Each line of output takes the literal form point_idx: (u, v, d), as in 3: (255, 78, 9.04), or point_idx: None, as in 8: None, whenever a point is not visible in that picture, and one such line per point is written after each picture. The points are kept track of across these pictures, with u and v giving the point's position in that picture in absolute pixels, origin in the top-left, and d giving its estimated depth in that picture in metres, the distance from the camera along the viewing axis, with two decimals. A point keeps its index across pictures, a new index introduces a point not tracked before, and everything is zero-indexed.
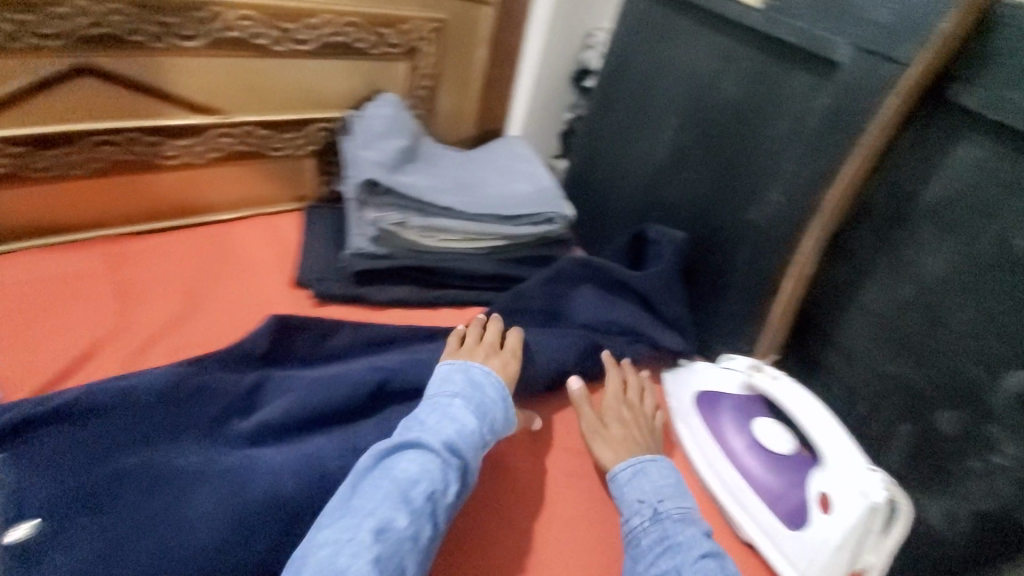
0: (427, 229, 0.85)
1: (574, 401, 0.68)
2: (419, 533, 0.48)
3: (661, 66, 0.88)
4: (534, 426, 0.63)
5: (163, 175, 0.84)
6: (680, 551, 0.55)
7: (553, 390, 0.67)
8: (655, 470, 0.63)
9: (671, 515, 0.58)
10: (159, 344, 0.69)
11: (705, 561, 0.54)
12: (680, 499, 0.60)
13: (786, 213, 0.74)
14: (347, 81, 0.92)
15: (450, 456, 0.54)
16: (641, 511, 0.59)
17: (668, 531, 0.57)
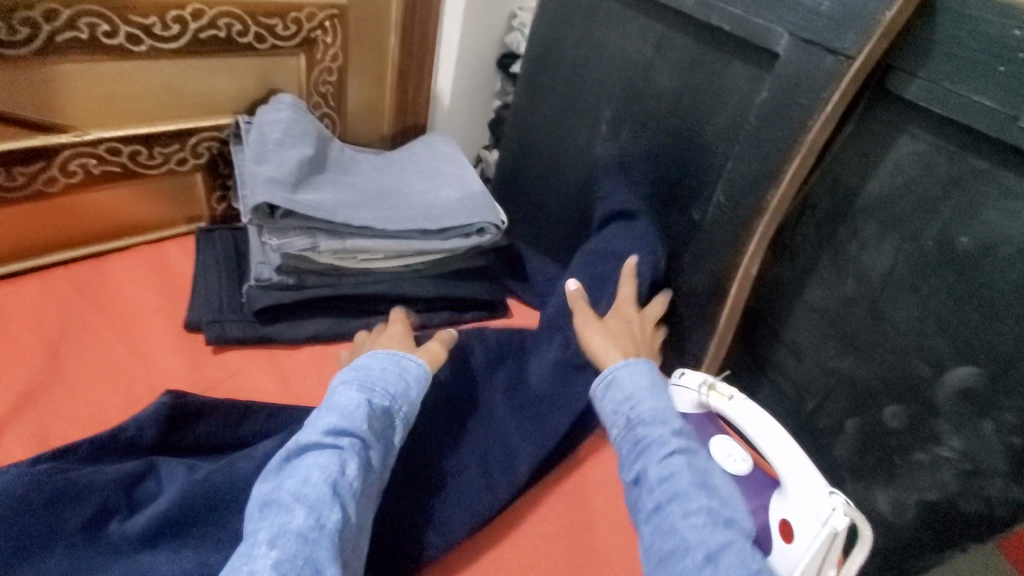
0: (340, 251, 0.74)
1: (380, 362, 0.62)
2: (320, 522, 0.46)
3: (591, 53, 0.80)
4: (337, 401, 0.56)
5: (4, 209, 0.68)
6: (652, 452, 0.54)
7: (355, 367, 0.61)
8: (629, 372, 0.61)
9: (642, 418, 0.57)
10: (11, 426, 0.57)
11: (672, 458, 0.53)
12: (662, 399, 0.58)
13: (729, 215, 0.69)
14: (232, 81, 0.79)
15: (336, 438, 0.52)
16: (616, 422, 0.58)
17: (642, 436, 0.56)
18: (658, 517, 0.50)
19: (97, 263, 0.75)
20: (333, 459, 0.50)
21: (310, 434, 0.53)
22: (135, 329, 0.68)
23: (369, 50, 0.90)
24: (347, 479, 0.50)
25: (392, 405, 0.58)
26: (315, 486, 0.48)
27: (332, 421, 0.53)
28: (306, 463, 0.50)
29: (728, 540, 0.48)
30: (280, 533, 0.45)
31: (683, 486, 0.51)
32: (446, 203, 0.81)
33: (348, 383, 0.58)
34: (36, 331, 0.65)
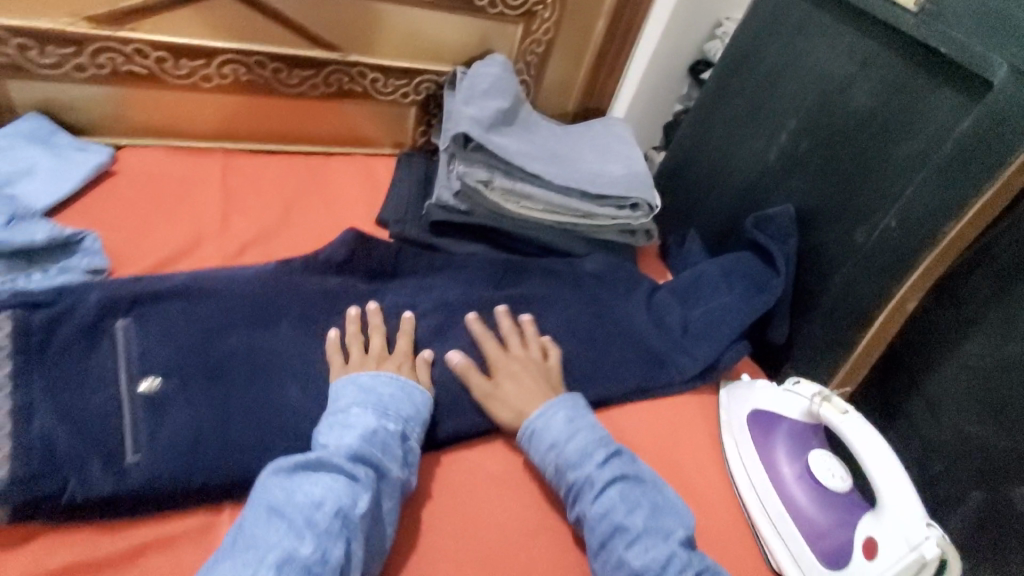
0: (509, 192, 0.84)
1: (385, 387, 0.58)
2: (325, 555, 0.44)
3: (789, 64, 0.81)
4: (348, 423, 0.54)
5: (279, 100, 0.89)
6: (586, 493, 0.58)
7: (364, 388, 0.57)
8: (544, 419, 0.62)
9: (568, 458, 0.60)
10: (252, 251, 0.74)
11: (606, 494, 0.57)
12: (582, 439, 0.61)
13: (899, 242, 0.67)
14: (461, 37, 0.93)
15: (353, 467, 0.50)
16: (547, 470, 0.60)
17: (573, 481, 0.59)
18: (605, 551, 0.55)
19: (325, 159, 0.94)
20: (344, 490, 0.48)
21: (328, 456, 0.50)
22: (341, 211, 0.84)
23: (576, 31, 1.00)
24: (357, 513, 0.48)
25: (405, 433, 0.56)
26: (325, 515, 0.46)
27: (352, 445, 0.51)
28: (321, 485, 0.48)
29: (672, 550, 0.54)
30: (287, 557, 0.44)
31: (619, 518, 0.56)
32: (610, 176, 0.88)
33: (363, 410, 0.55)
34: (276, 193, 0.83)
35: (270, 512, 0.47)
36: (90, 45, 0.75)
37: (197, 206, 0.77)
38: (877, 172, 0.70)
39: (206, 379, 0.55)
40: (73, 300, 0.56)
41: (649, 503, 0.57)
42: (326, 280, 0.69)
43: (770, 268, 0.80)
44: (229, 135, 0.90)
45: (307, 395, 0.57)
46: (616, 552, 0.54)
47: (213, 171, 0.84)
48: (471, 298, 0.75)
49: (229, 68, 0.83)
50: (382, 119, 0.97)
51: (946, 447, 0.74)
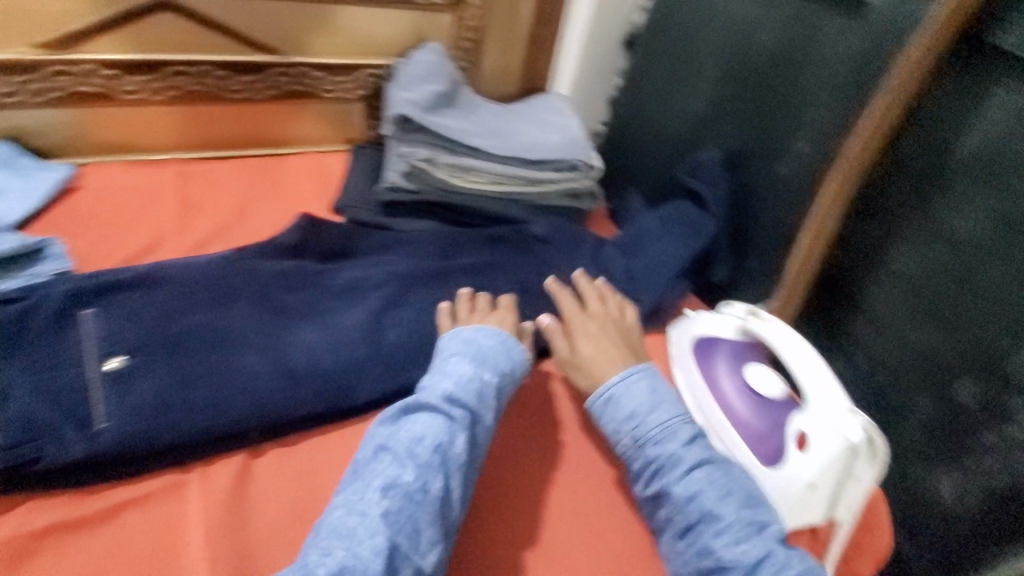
0: (453, 167, 0.89)
1: (488, 340, 0.65)
2: (425, 487, 0.51)
3: (702, 18, 0.86)
4: (446, 371, 0.61)
5: (226, 106, 0.93)
6: (667, 471, 0.57)
7: (467, 339, 0.64)
8: (623, 387, 0.62)
9: (650, 435, 0.59)
10: (210, 244, 0.78)
11: (694, 475, 0.56)
12: (665, 413, 0.60)
13: (810, 164, 0.72)
14: (396, 31, 0.99)
15: (451, 408, 0.57)
16: (625, 441, 0.60)
17: (653, 458, 0.58)
18: (692, 534, 0.54)
19: (278, 160, 0.98)
20: (447, 431, 0.55)
21: (422, 395, 0.58)
22: (294, 204, 0.89)
23: (507, 14, 1.05)
24: (453, 452, 0.54)
25: (501, 387, 0.62)
26: (425, 450, 0.53)
27: (448, 387, 0.58)
28: (420, 422, 0.55)
29: (768, 548, 0.52)
30: (390, 484, 0.51)
31: (709, 501, 0.54)
32: (549, 144, 0.93)
33: (463, 356, 0.62)
34: (228, 193, 0.88)
35: (377, 449, 0.55)
36: (42, 69, 0.80)
37: (157, 210, 0.82)
38: (785, 103, 0.74)
39: (166, 353, 0.59)
40: (40, 293, 0.59)
41: (740, 491, 0.56)
42: (280, 264, 0.73)
43: (702, 208, 0.84)
44: (184, 146, 0.94)
45: (265, 360, 0.62)
46: (703, 538, 0.53)
47: (169, 178, 0.88)
48: (422, 267, 0.79)
49: (175, 79, 0.88)
50: (330, 117, 1.01)
51: (885, 358, 0.76)
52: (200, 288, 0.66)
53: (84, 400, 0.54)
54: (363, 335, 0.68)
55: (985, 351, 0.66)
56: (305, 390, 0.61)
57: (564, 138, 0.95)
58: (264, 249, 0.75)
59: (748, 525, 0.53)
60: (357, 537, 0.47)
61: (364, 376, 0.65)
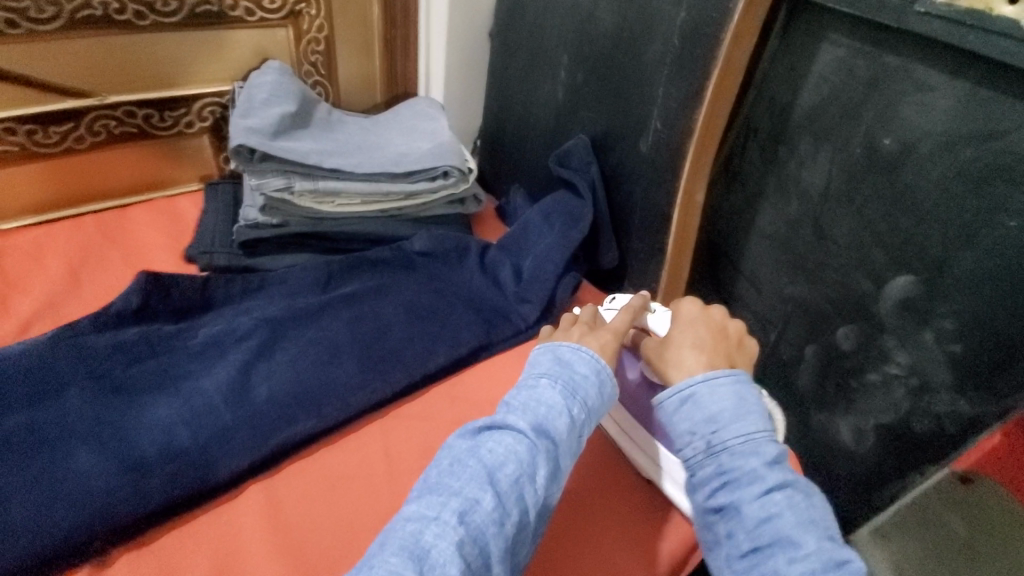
0: (315, 193, 0.82)
1: (585, 364, 0.56)
2: (503, 519, 0.45)
3: (546, 6, 0.85)
4: (543, 400, 0.52)
5: (41, 162, 0.82)
6: (743, 487, 0.49)
7: (563, 360, 0.56)
8: (711, 391, 0.54)
9: (726, 444, 0.51)
10: (36, 323, 0.68)
11: (773, 496, 0.48)
12: (751, 424, 0.52)
13: (667, 140, 0.71)
14: (229, 53, 0.90)
15: (538, 438, 0.50)
16: (696, 444, 0.53)
17: (725, 467, 0.51)
18: (757, 558, 0.47)
19: (120, 213, 0.88)
20: (532, 463, 0.48)
21: (510, 417, 0.51)
22: (138, 259, 0.79)
23: (353, 22, 0.99)
24: (534, 486, 0.48)
25: (593, 415, 0.54)
26: (507, 478, 0.47)
27: (538, 415, 0.51)
28: (503, 448, 0.49)
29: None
30: (464, 511, 0.45)
31: (783, 528, 0.47)
32: (416, 152, 0.88)
33: (553, 383, 0.53)
34: (54, 260, 0.77)
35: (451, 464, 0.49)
36: None
37: None
38: (637, 81, 0.73)
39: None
40: None
41: (823, 523, 0.48)
42: (123, 334, 0.65)
43: (577, 194, 0.83)
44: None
45: (101, 455, 0.53)
46: (774, 564, 0.46)
47: None
48: (294, 306, 0.72)
49: None
50: (173, 155, 0.92)
51: (774, 316, 0.78)
52: (21, 380, 0.58)
53: None
54: (228, 398, 0.60)
55: (854, 296, 0.67)
56: (157, 478, 0.53)
57: (432, 143, 0.91)
58: (99, 319, 0.66)
59: (829, 558, 0.45)
60: (431, 559, 0.42)
61: (231, 446, 0.57)
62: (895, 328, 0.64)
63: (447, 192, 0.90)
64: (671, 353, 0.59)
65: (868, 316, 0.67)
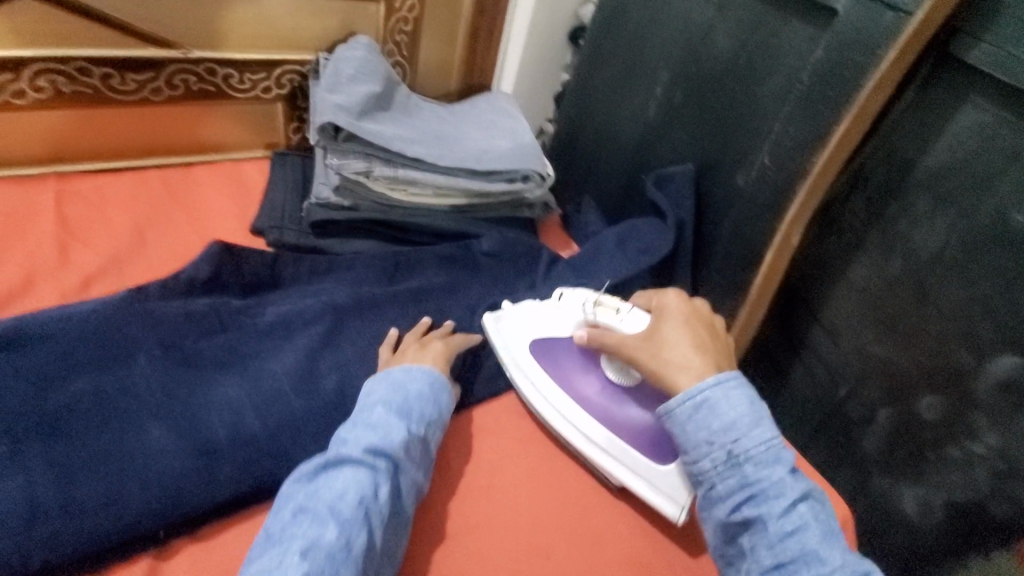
0: (392, 180, 0.80)
1: (415, 382, 0.58)
2: (348, 545, 0.45)
3: (654, 18, 0.81)
4: (371, 424, 0.53)
5: (112, 110, 0.78)
6: (766, 500, 0.47)
7: (394, 383, 0.57)
8: (724, 398, 0.51)
9: (744, 455, 0.49)
10: (101, 281, 0.65)
11: (798, 510, 0.46)
12: (769, 432, 0.49)
13: (774, 178, 0.68)
14: (317, 21, 0.86)
15: (376, 460, 0.50)
16: (715, 455, 0.50)
17: (751, 479, 0.48)
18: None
19: (185, 171, 0.84)
20: (370, 486, 0.49)
21: (348, 447, 0.51)
22: (204, 227, 0.76)
23: (442, 5, 0.95)
24: (377, 506, 0.48)
25: (424, 432, 0.55)
26: (349, 506, 0.47)
27: (371, 438, 0.52)
28: (342, 478, 0.49)
29: None
30: (311, 545, 0.45)
31: (812, 544, 0.45)
32: (498, 151, 0.85)
33: (387, 407, 0.54)
34: (118, 215, 0.73)
35: (297, 510, 0.47)
36: None
37: (29, 239, 0.67)
38: (749, 111, 0.70)
39: (43, 433, 0.47)
40: None
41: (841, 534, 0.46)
42: (188, 303, 0.61)
43: (663, 223, 0.79)
44: (64, 158, 0.79)
45: (173, 433, 0.50)
46: None
47: (44, 201, 0.72)
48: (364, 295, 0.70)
49: (44, 79, 0.73)
50: (244, 119, 0.88)
51: (848, 372, 0.76)
52: (84, 343, 0.54)
53: None
54: (297, 387, 0.58)
55: (946, 366, 0.65)
56: (227, 466, 0.50)
57: (513, 143, 0.87)
58: (168, 285, 0.63)
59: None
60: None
61: (298, 437, 0.55)
62: (987, 408, 0.62)
63: (523, 198, 0.87)
64: (659, 350, 0.56)
65: (958, 390, 0.64)
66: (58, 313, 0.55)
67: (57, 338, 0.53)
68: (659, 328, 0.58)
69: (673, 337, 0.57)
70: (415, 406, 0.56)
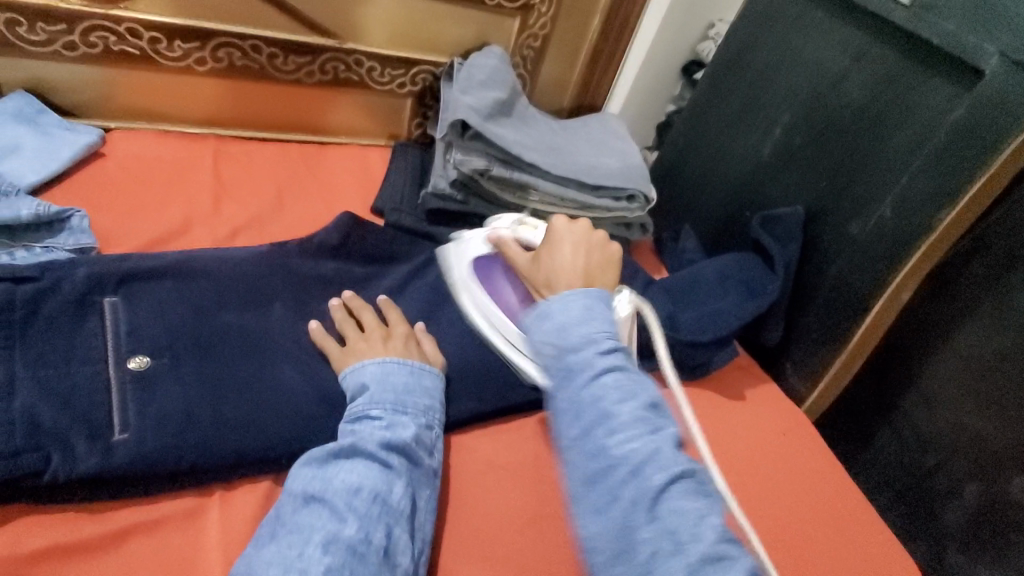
0: (505, 181, 0.84)
1: (406, 373, 0.56)
2: (370, 537, 0.44)
3: (781, 60, 0.82)
4: (373, 422, 0.52)
5: (269, 86, 0.87)
6: (577, 377, 0.46)
7: (383, 375, 0.55)
8: (562, 301, 0.50)
9: (566, 341, 0.47)
10: (245, 234, 0.73)
11: (602, 381, 0.45)
12: (596, 326, 0.48)
13: (892, 231, 0.68)
14: (458, 29, 0.93)
15: (388, 454, 0.50)
16: (544, 350, 0.48)
17: (565, 363, 0.47)
18: (583, 444, 0.44)
19: (318, 149, 0.93)
20: (383, 481, 0.48)
21: (356, 440, 0.50)
22: (333, 201, 0.83)
23: (572, 26, 1.00)
24: (393, 500, 0.47)
25: (430, 422, 0.55)
26: (365, 500, 0.46)
27: (383, 433, 0.50)
28: (353, 472, 0.48)
29: (662, 451, 0.42)
30: (332, 538, 0.43)
31: (609, 407, 0.44)
32: (608, 168, 0.87)
33: (386, 402, 0.53)
34: (264, 181, 0.81)
35: (309, 499, 0.47)
36: (82, 22, 0.73)
37: (190, 188, 0.75)
38: (874, 163, 0.70)
39: (195, 355, 0.53)
40: (60, 275, 0.53)
41: (651, 399, 0.45)
42: (317, 265, 0.67)
43: (768, 269, 0.79)
44: (221, 122, 0.88)
45: (300, 375, 0.56)
46: (597, 442, 0.43)
47: (204, 157, 0.81)
48: None
49: (223, 51, 0.81)
50: (376, 109, 0.95)
51: (941, 442, 0.73)
52: (233, 284, 0.60)
53: (97, 409, 0.47)
54: None
55: None
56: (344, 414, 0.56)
57: (621, 162, 0.90)
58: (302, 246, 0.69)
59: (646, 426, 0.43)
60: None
61: None
62: None
63: (624, 216, 0.90)
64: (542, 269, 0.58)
65: None
66: (214, 254, 0.62)
67: (213, 275, 0.60)
68: (555, 238, 0.60)
69: (558, 254, 0.58)
70: (418, 401, 0.55)
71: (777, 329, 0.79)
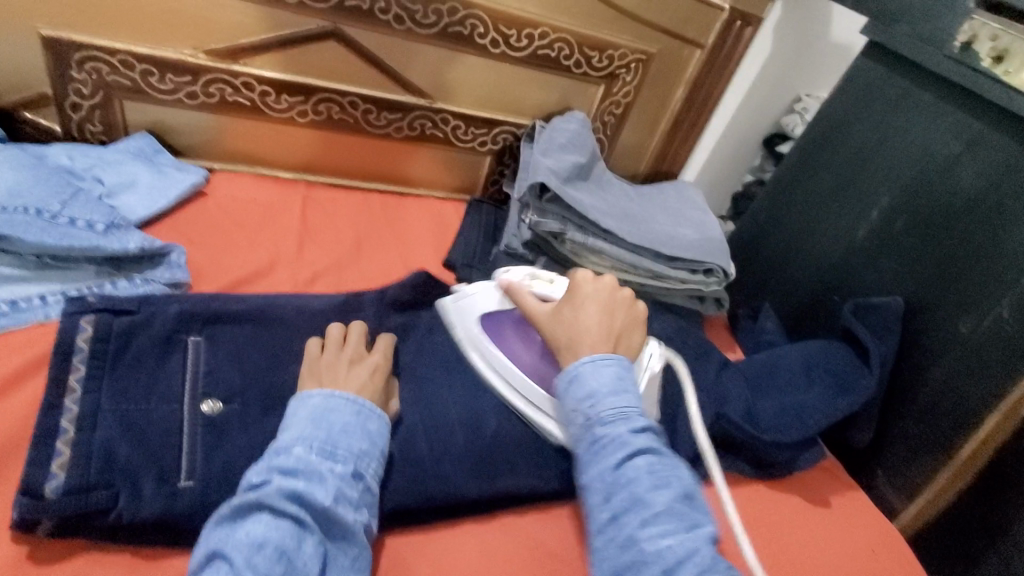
0: (579, 246, 0.83)
1: (341, 412, 0.51)
2: None
3: (881, 140, 0.78)
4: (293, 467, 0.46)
5: (360, 138, 0.91)
6: (608, 454, 0.48)
7: (314, 415, 0.50)
8: (592, 367, 0.53)
9: (599, 416, 0.50)
10: (323, 280, 0.75)
11: (633, 461, 0.47)
12: (626, 401, 0.51)
13: (1012, 335, 0.62)
14: (542, 93, 0.95)
15: (300, 506, 0.44)
16: (576, 421, 0.51)
17: (597, 437, 0.49)
18: (613, 527, 0.46)
19: (398, 199, 0.96)
20: (289, 539, 0.42)
21: (268, 488, 0.44)
22: (407, 253, 0.85)
23: (656, 95, 1.00)
24: (300, 561, 0.42)
25: (359, 472, 0.49)
26: (267, 559, 0.40)
27: (295, 484, 0.44)
28: (257, 528, 0.42)
29: (696, 548, 0.43)
30: None
31: (640, 491, 0.46)
32: (682, 242, 0.84)
33: (308, 446, 0.47)
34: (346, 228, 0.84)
35: (208, 556, 0.41)
36: (205, 75, 0.79)
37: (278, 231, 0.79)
38: (990, 258, 0.65)
39: (263, 402, 0.54)
40: (154, 310, 0.56)
41: (683, 487, 0.47)
42: (386, 317, 0.67)
43: (862, 363, 0.73)
44: (311, 169, 0.92)
45: None
46: (629, 528, 0.45)
47: (295, 202, 0.85)
48: None
49: (323, 105, 0.86)
50: (455, 164, 0.98)
51: None
52: (306, 330, 0.61)
53: (167, 448, 0.48)
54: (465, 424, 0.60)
55: None
56: (398, 475, 0.55)
57: (696, 234, 0.87)
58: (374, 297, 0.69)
59: (678, 520, 0.45)
60: None
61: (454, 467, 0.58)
62: None
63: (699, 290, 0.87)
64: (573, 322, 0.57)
65: None
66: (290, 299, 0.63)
67: (287, 321, 0.61)
68: (582, 297, 0.60)
69: (588, 310, 0.58)
70: (346, 445, 0.49)
71: (867, 431, 0.73)
